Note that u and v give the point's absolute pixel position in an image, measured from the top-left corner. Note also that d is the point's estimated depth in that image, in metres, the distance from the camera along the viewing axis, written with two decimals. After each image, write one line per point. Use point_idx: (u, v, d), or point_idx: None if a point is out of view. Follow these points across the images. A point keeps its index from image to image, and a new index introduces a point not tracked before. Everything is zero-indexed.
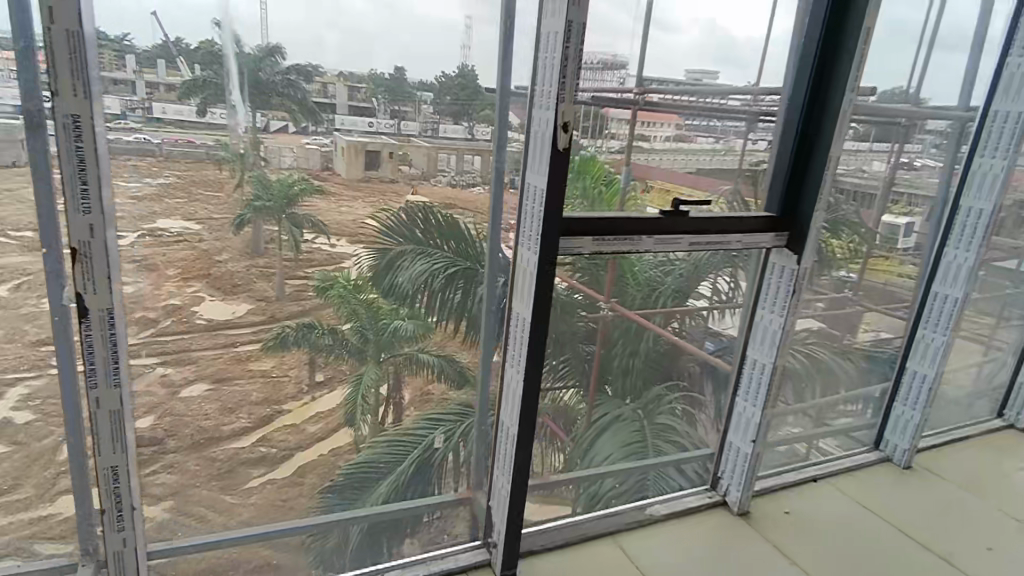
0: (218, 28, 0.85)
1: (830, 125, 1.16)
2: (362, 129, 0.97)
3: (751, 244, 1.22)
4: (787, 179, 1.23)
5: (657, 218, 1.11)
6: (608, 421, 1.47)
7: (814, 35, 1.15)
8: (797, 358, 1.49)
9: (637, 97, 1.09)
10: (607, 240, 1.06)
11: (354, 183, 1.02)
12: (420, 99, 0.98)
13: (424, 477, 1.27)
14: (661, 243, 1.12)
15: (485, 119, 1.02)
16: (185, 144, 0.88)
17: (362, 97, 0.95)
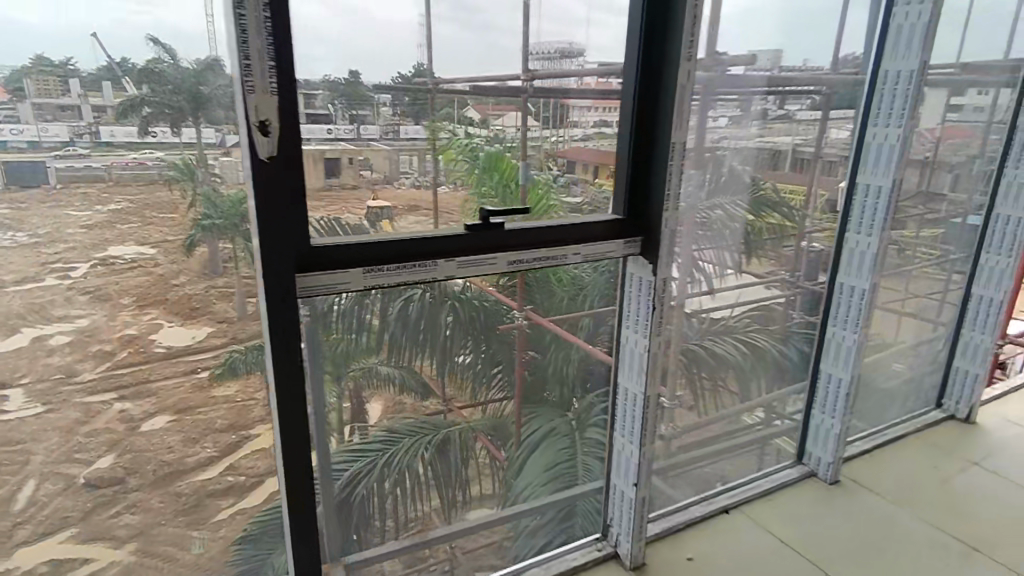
0: (154, 43, 0.83)
1: (668, 121, 1.10)
2: (322, 137, 0.92)
3: (576, 255, 1.14)
4: (631, 180, 1.16)
5: (450, 238, 1.01)
6: (538, 438, 1.41)
7: (636, 26, 1.09)
8: (714, 346, 1.47)
9: (525, 84, 1.10)
10: (382, 271, 0.95)
11: (315, 193, 0.93)
12: (379, 102, 0.97)
13: (342, 518, 1.20)
14: (454, 267, 1.02)
15: (445, 117, 1.04)
16: (136, 166, 0.86)
17: (320, 104, 0.90)
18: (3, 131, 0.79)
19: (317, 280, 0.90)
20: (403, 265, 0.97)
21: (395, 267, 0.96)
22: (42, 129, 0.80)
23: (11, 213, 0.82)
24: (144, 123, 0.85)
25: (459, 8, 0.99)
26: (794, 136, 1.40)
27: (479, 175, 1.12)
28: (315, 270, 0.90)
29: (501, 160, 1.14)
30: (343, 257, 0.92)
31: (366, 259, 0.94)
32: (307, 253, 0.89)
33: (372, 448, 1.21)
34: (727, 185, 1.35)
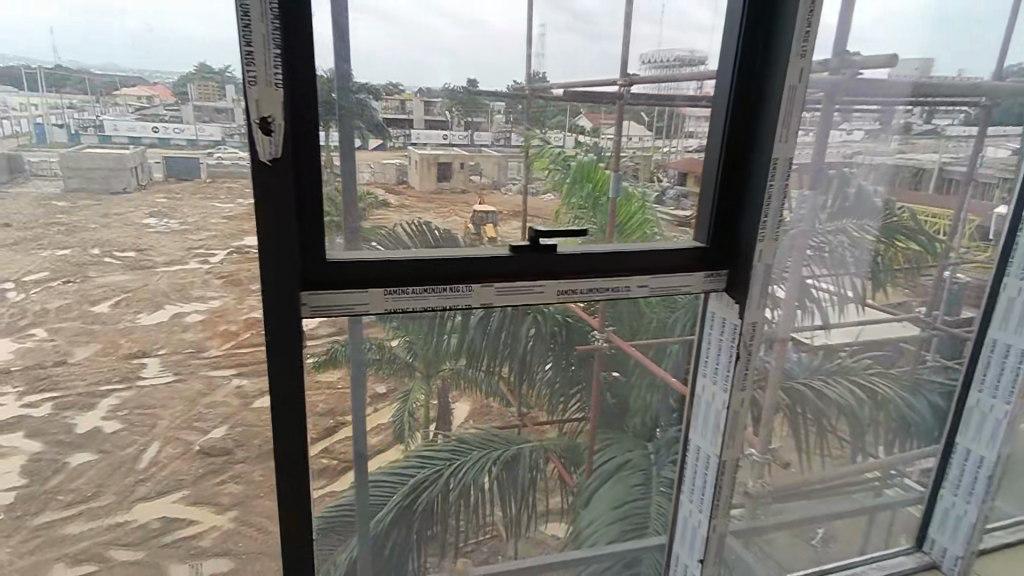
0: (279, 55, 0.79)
1: (769, 139, 0.97)
2: (437, 142, 0.98)
3: (641, 287, 1.05)
4: (723, 205, 1.06)
5: (481, 259, 0.96)
6: (611, 469, 1.38)
7: (733, 32, 0.98)
8: (821, 389, 1.34)
9: (622, 90, 1.08)
10: (404, 292, 0.91)
11: (428, 193, 1.02)
12: (494, 109, 1.01)
13: (404, 526, 1.23)
14: (491, 291, 0.96)
15: (558, 126, 1.07)
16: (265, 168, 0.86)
17: (438, 111, 0.97)
18: (170, 131, 0.89)
19: (331, 297, 0.87)
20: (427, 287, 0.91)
21: (424, 290, 0.92)
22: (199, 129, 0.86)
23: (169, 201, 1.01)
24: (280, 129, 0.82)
25: (579, 19, 1.00)
26: (942, 153, 1.28)
27: (568, 183, 1.12)
28: (324, 287, 0.87)
29: (591, 170, 1.13)
30: (358, 277, 0.89)
31: (379, 280, 0.90)
32: (327, 270, 0.87)
33: (439, 456, 1.25)
34: (857, 208, 1.25)
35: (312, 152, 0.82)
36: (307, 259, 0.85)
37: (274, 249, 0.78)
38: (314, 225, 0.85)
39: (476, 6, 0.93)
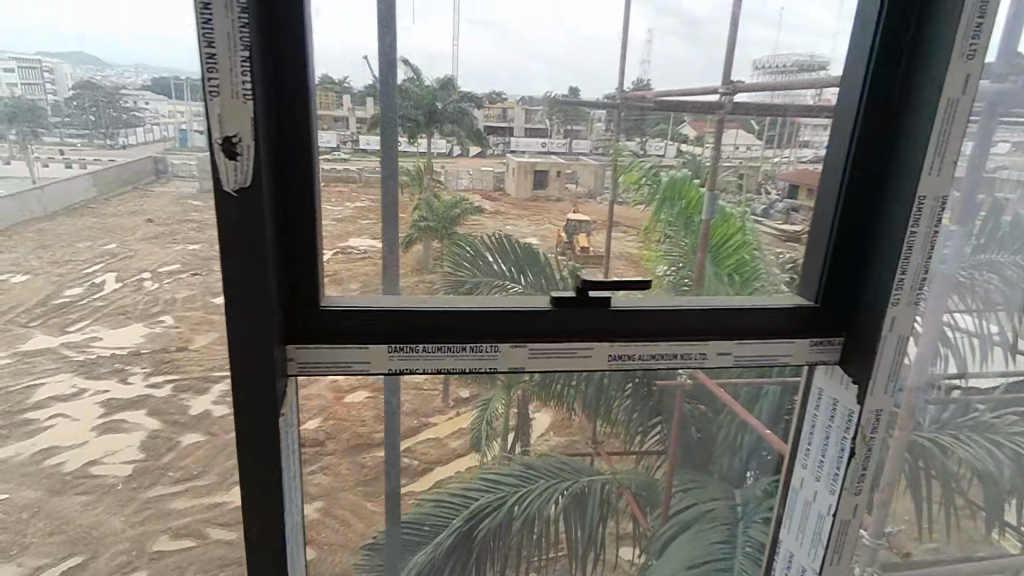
0: (404, 63, 0.92)
1: (910, 181, 0.80)
2: (535, 150, 1.02)
3: (719, 354, 0.91)
4: (837, 258, 0.90)
5: (505, 315, 0.87)
6: (688, 517, 1.29)
7: (860, 55, 0.82)
8: (944, 444, 1.19)
9: (725, 98, 1.04)
10: (410, 350, 0.84)
11: (522, 201, 1.08)
12: (594, 118, 1.02)
13: (462, 552, 1.21)
14: (519, 355, 0.86)
15: (659, 134, 1.08)
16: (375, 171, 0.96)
17: (538, 118, 0.99)
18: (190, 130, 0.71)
19: (321, 352, 0.81)
20: (440, 345, 0.84)
21: (439, 350, 0.84)
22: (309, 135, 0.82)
23: None
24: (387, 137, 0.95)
25: (692, 23, 0.97)
26: None
27: (660, 200, 1.17)
28: (325, 339, 0.82)
29: (684, 186, 1.15)
30: (358, 329, 0.84)
31: (392, 333, 0.85)
32: (352, 322, 0.83)
33: (506, 481, 1.25)
34: (1014, 238, 1.08)
35: (298, 174, 0.75)
36: (292, 288, 0.79)
37: (240, 290, 0.68)
38: (301, 254, 0.78)
39: (584, 17, 0.94)
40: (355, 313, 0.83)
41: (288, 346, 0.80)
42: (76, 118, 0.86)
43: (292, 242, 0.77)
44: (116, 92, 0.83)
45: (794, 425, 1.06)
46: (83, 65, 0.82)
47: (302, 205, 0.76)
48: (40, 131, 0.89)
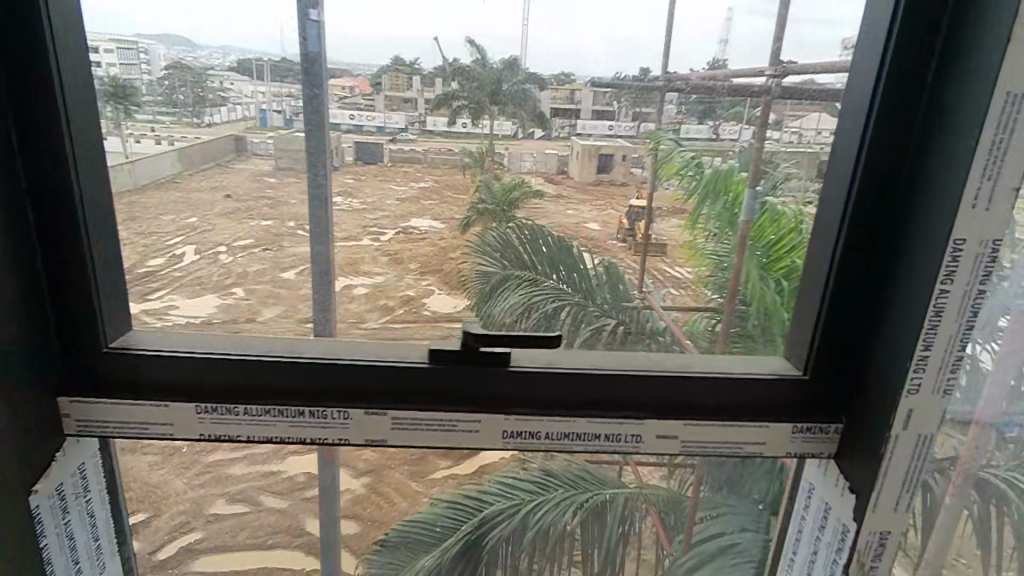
0: (470, 42, 0.98)
1: (944, 219, 0.65)
2: (602, 133, 1.01)
3: (656, 437, 0.84)
4: (837, 309, 0.80)
5: (360, 376, 0.82)
6: (714, 550, 1.12)
7: (874, 61, 0.70)
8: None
9: (773, 80, 0.92)
10: (226, 412, 0.80)
11: (585, 184, 1.12)
12: (663, 101, 1.00)
13: (467, 563, 1.11)
14: (374, 426, 0.82)
15: (733, 117, 0.98)
16: (444, 155, 1.11)
17: (606, 101, 0.97)
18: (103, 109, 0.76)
19: (101, 409, 0.79)
20: (268, 409, 0.80)
21: (268, 415, 0.80)
22: (387, 117, 0.97)
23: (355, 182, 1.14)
24: (452, 114, 1.06)
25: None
26: None
27: (704, 195, 1.15)
28: (135, 395, 0.79)
29: (728, 180, 1.08)
30: (175, 385, 0.80)
31: (233, 396, 0.80)
32: (248, 384, 0.81)
33: (521, 486, 1.11)
34: None
35: (54, 162, 0.69)
36: (58, 312, 0.75)
37: None
38: (58, 261, 0.73)
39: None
40: (193, 371, 0.80)
41: (61, 401, 0.77)
42: (163, 97, 0.80)
43: (43, 244, 0.72)
44: (206, 71, 0.81)
45: (783, 517, 0.99)
46: (177, 44, 0.79)
47: (55, 198, 0.70)
48: (129, 109, 0.78)
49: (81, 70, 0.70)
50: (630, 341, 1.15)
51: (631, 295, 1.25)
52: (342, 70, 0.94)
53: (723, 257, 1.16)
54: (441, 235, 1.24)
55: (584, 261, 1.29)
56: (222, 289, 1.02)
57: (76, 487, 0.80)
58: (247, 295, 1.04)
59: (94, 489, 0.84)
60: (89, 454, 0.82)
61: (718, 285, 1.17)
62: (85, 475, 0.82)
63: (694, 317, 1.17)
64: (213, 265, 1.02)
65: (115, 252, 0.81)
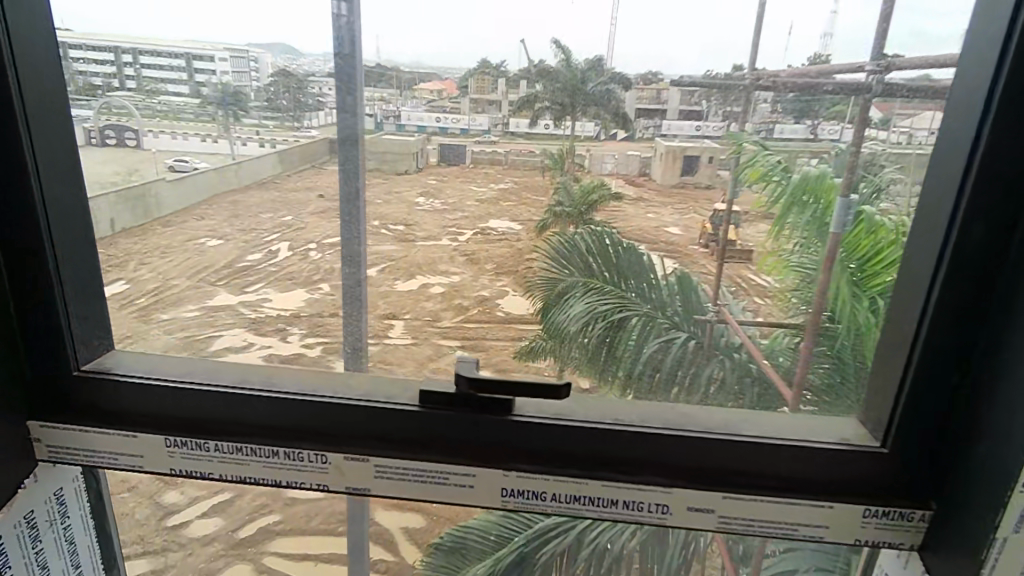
0: (556, 43, 1.08)
1: None
2: (688, 133, 0.96)
3: (687, 510, 0.53)
4: (956, 311, 0.45)
5: (332, 411, 0.56)
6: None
7: None
8: None
9: (874, 77, 0.73)
10: (196, 448, 0.56)
11: (669, 186, 1.15)
12: (757, 99, 0.89)
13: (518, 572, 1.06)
14: (359, 473, 0.56)
15: (835, 115, 0.79)
16: (524, 154, 1.25)
17: (694, 99, 0.90)
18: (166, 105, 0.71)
19: (67, 437, 0.56)
20: (240, 447, 0.56)
21: (241, 452, 0.56)
22: (473, 119, 1.01)
23: (434, 182, 1.19)
24: (533, 116, 1.17)
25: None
26: None
27: (792, 202, 0.99)
28: (106, 421, 0.57)
29: (819, 184, 0.91)
30: (163, 417, 0.57)
31: (212, 433, 0.56)
32: (204, 412, 0.57)
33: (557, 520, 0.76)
34: None
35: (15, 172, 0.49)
36: (26, 337, 0.54)
37: None
38: (17, 283, 0.52)
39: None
40: (152, 403, 0.57)
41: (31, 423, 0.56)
42: (270, 102, 0.77)
43: (14, 267, 0.52)
44: (309, 76, 0.81)
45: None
46: (286, 52, 0.77)
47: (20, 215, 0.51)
48: (237, 114, 0.76)
49: (42, 52, 0.50)
50: (700, 360, 1.13)
51: (706, 308, 1.24)
52: (432, 74, 0.90)
53: (809, 271, 0.99)
54: (518, 236, 1.66)
55: (655, 269, 1.33)
56: (310, 285, 1.23)
57: (50, 517, 0.58)
58: (330, 289, 1.19)
59: (72, 519, 0.61)
60: (66, 481, 0.59)
61: (803, 299, 1.01)
62: (63, 502, 0.59)
63: (776, 333, 1.07)
64: (305, 261, 1.26)
65: (87, 263, 0.59)
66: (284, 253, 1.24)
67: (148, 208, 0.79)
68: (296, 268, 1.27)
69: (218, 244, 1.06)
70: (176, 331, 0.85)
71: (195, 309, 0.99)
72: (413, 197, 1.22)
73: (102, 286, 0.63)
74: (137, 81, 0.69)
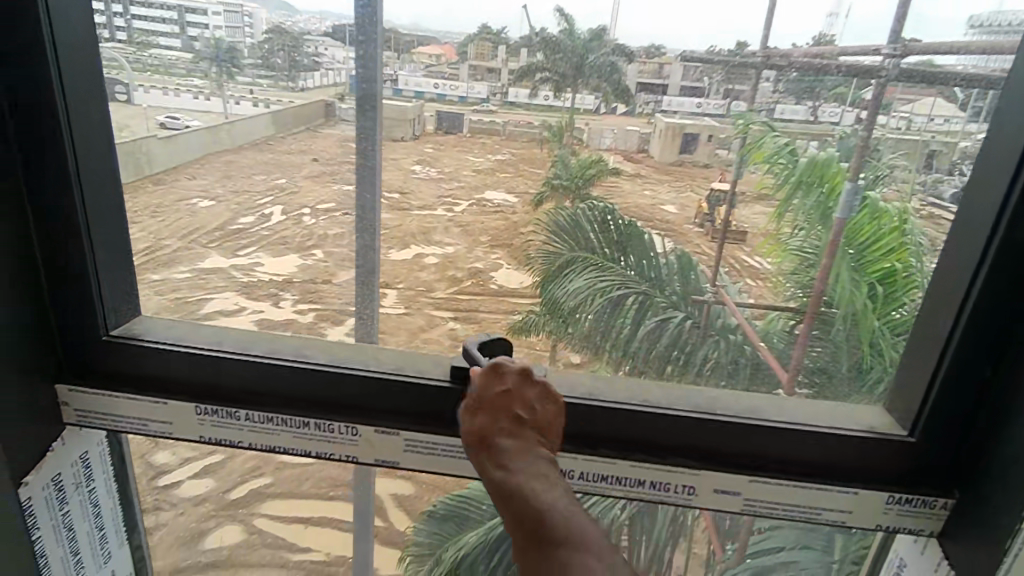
0: (558, 11, 1.05)
1: None
2: (688, 110, 0.95)
3: (715, 491, 0.55)
4: (1006, 288, 0.45)
5: (356, 384, 0.57)
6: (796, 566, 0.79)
7: None
8: None
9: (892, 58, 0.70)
10: (228, 417, 0.57)
11: (665, 163, 1.12)
12: (760, 78, 0.89)
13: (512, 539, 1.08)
14: (388, 445, 0.58)
15: (835, 97, 0.79)
16: (524, 125, 1.25)
17: (696, 76, 0.89)
18: (178, 63, 0.71)
19: (100, 401, 0.58)
20: (270, 418, 0.57)
21: (271, 423, 0.58)
22: (471, 86, 1.00)
23: (431, 151, 1.16)
24: (534, 86, 1.15)
25: None
26: None
27: (798, 184, 1.02)
28: (138, 387, 0.58)
29: (826, 169, 0.94)
30: (186, 387, 0.58)
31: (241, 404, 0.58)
32: (235, 380, 0.57)
33: None
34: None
35: (47, 135, 0.48)
36: (61, 309, 0.54)
37: None
38: (56, 254, 0.53)
39: None
40: (185, 372, 0.57)
41: (59, 387, 0.56)
42: (263, 60, 0.76)
43: (44, 230, 0.51)
44: (303, 35, 0.77)
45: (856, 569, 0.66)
46: (281, 7, 0.76)
47: (57, 180, 0.50)
48: (231, 72, 0.75)
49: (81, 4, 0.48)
50: (695, 340, 1.15)
51: (703, 289, 1.24)
52: (431, 38, 0.90)
53: (810, 254, 1.02)
54: (515, 209, 1.67)
55: (658, 248, 1.34)
56: (304, 251, 1.28)
57: (76, 479, 0.60)
58: (324, 256, 1.27)
59: (98, 482, 0.63)
60: (91, 446, 0.61)
61: (799, 283, 1.04)
62: (88, 466, 0.61)
63: (769, 316, 1.06)
64: (299, 226, 1.29)
65: (118, 227, 0.58)
66: (277, 217, 1.26)
67: (138, 164, 0.71)
68: (290, 232, 1.32)
69: (210, 206, 1.03)
70: (166, 293, 0.84)
71: (186, 272, 0.96)
72: (409, 164, 1.19)
73: (129, 246, 0.61)
74: (127, 33, 0.64)
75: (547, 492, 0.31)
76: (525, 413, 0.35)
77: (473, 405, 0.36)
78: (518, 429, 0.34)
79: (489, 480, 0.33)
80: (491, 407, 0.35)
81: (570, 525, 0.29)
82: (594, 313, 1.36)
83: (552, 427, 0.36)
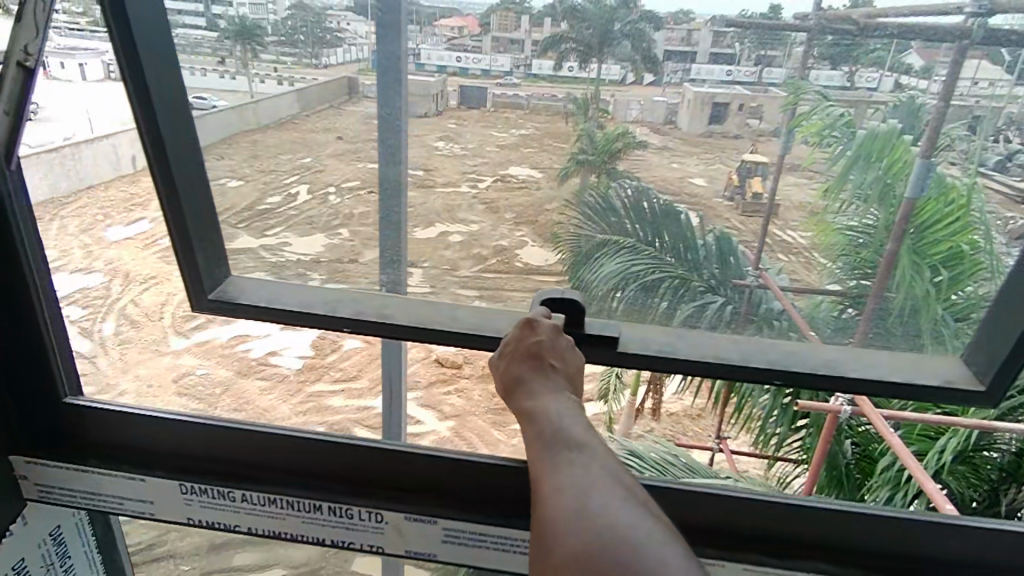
0: None
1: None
2: (717, 79, 0.91)
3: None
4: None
5: (380, 473, 1.18)
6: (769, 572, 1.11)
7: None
8: None
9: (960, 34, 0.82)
10: (207, 497, 1.20)
11: (693, 138, 1.00)
12: (793, 42, 0.87)
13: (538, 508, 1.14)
14: (420, 535, 1.18)
15: (872, 62, 0.86)
16: (548, 98, 1.01)
17: (727, 42, 0.89)
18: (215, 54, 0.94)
19: (65, 474, 1.20)
20: (273, 501, 1.19)
21: (269, 504, 1.20)
22: (493, 59, 0.97)
23: (454, 127, 1.07)
24: (559, 59, 0.96)
25: None
26: None
27: (855, 160, 0.96)
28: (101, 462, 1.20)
29: (885, 144, 0.93)
30: (150, 461, 1.21)
31: (255, 479, 1.20)
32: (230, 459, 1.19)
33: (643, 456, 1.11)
34: None
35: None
36: None
37: None
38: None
39: None
40: (150, 443, 1.19)
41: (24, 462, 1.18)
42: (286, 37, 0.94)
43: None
44: (325, 12, 0.92)
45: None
46: None
47: None
48: (256, 49, 0.96)
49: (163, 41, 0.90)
50: (735, 327, 1.20)
51: (745, 273, 1.15)
52: (452, 9, 0.93)
53: (861, 234, 1.05)
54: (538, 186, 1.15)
55: (694, 228, 1.13)
56: (329, 230, 1.19)
57: (46, 552, 1.25)
58: (351, 236, 1.21)
59: (66, 542, 1.30)
60: (64, 519, 1.27)
61: (847, 263, 1.09)
62: (55, 539, 1.26)
63: (815, 299, 1.14)
64: (324, 206, 1.16)
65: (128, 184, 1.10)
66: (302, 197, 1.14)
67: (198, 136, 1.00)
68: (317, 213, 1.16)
69: (239, 185, 1.10)
70: None
71: None
72: (429, 141, 1.09)
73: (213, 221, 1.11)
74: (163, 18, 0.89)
75: (562, 397, 0.84)
76: (548, 357, 0.89)
77: (515, 348, 0.91)
78: (539, 365, 0.88)
79: (529, 399, 0.85)
80: (532, 355, 0.89)
81: (581, 433, 0.80)
82: (627, 300, 1.22)
83: (573, 360, 0.91)
